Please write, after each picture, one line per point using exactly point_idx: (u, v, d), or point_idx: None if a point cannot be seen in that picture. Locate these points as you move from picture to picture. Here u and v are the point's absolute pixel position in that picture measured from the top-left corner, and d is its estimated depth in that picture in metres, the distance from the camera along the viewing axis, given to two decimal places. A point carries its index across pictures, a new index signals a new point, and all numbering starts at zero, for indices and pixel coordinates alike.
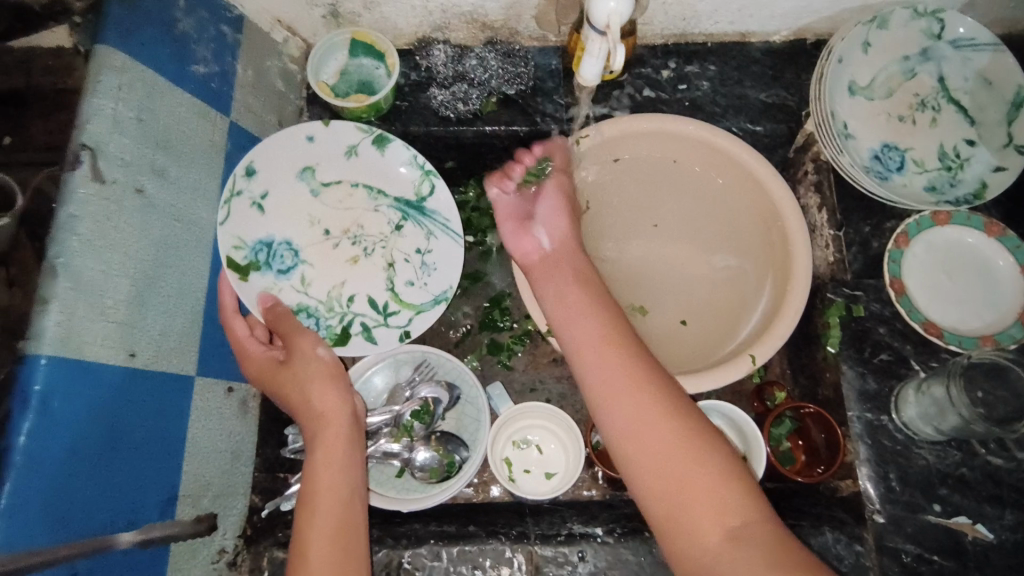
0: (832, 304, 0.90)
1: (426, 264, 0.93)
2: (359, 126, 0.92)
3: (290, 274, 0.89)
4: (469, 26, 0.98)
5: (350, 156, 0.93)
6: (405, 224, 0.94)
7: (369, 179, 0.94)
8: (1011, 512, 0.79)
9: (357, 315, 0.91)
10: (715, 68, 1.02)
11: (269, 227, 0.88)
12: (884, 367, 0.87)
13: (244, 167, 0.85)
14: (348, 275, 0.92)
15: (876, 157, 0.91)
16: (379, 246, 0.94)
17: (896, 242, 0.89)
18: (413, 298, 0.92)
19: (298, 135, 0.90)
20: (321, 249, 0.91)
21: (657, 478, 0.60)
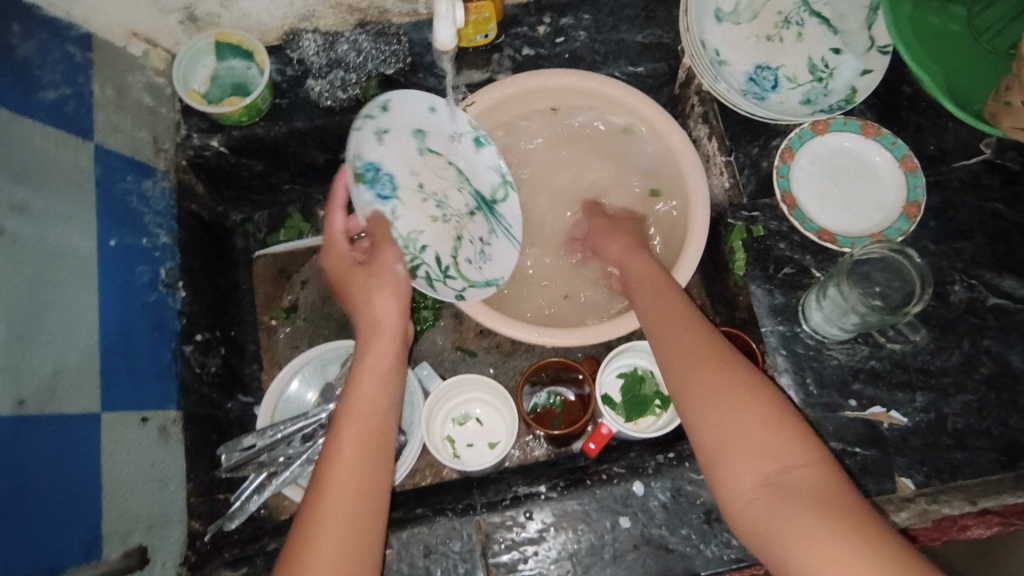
0: (733, 229, 0.93)
1: (489, 252, 0.89)
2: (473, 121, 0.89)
3: (387, 199, 0.79)
4: (335, 10, 0.94)
5: (454, 140, 0.88)
6: (478, 215, 0.89)
7: (463, 165, 0.88)
8: (921, 394, 0.84)
9: (418, 264, 0.82)
10: (590, 17, 1.02)
11: (385, 157, 0.80)
12: (788, 280, 0.90)
13: (381, 102, 0.81)
14: (423, 227, 0.82)
15: (751, 79, 0.93)
16: (454, 219, 0.86)
17: (782, 158, 0.92)
18: (469, 275, 0.87)
19: (423, 100, 0.85)
20: (408, 196, 0.81)
21: (719, 426, 0.65)
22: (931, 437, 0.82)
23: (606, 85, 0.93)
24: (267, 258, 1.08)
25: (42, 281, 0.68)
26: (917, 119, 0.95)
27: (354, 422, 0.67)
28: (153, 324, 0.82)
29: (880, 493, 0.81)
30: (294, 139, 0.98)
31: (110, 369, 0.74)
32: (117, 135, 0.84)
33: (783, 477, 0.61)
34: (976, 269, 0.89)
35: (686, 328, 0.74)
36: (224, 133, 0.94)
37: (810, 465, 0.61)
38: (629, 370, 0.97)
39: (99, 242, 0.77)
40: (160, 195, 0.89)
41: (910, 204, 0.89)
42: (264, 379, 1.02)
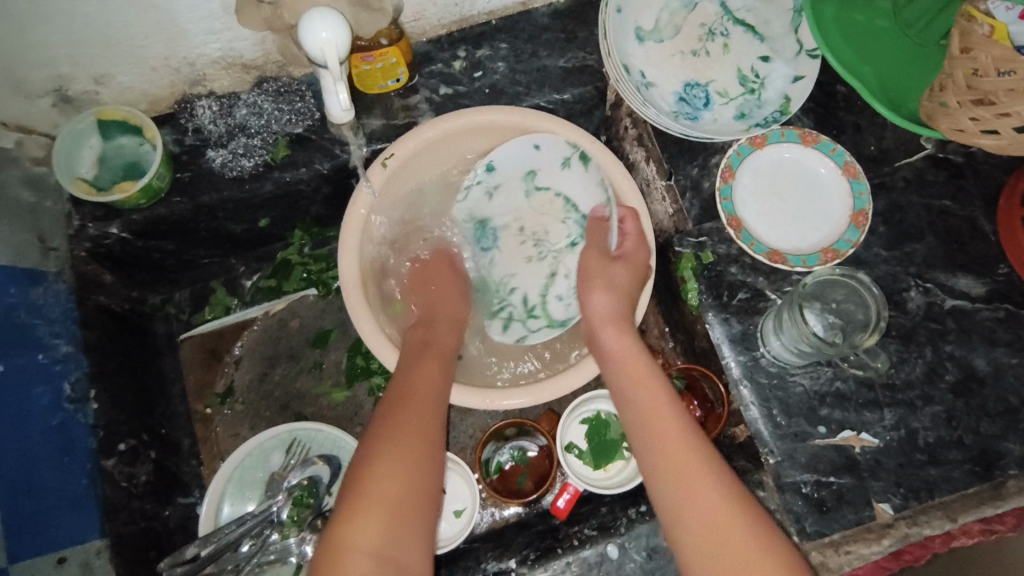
0: (682, 257, 0.88)
1: None
2: (572, 140, 0.87)
3: (485, 252, 0.94)
4: (228, 71, 0.86)
5: (565, 168, 0.90)
6: (583, 244, 0.92)
7: (573, 194, 0.91)
8: (889, 411, 0.81)
9: (508, 302, 0.94)
10: (506, 46, 0.95)
11: (490, 210, 0.93)
12: (744, 306, 0.86)
13: (484, 163, 0.89)
14: (518, 269, 0.94)
15: (681, 99, 0.89)
16: (551, 254, 0.93)
17: (723, 178, 0.88)
18: (556, 313, 0.92)
19: (524, 142, 0.88)
20: (510, 241, 0.93)
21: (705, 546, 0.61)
22: (905, 456, 0.80)
23: (532, 118, 0.87)
24: (194, 340, 1.00)
25: None
26: (855, 119, 0.91)
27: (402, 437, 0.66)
28: (61, 448, 0.75)
29: (859, 522, 0.78)
30: (203, 214, 0.91)
31: (13, 511, 0.68)
32: None
33: None
34: (930, 271, 0.86)
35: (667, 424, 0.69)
36: (123, 219, 0.85)
37: None
38: (592, 414, 0.91)
39: None
40: (54, 300, 0.81)
41: (857, 213, 0.86)
42: (205, 474, 0.94)
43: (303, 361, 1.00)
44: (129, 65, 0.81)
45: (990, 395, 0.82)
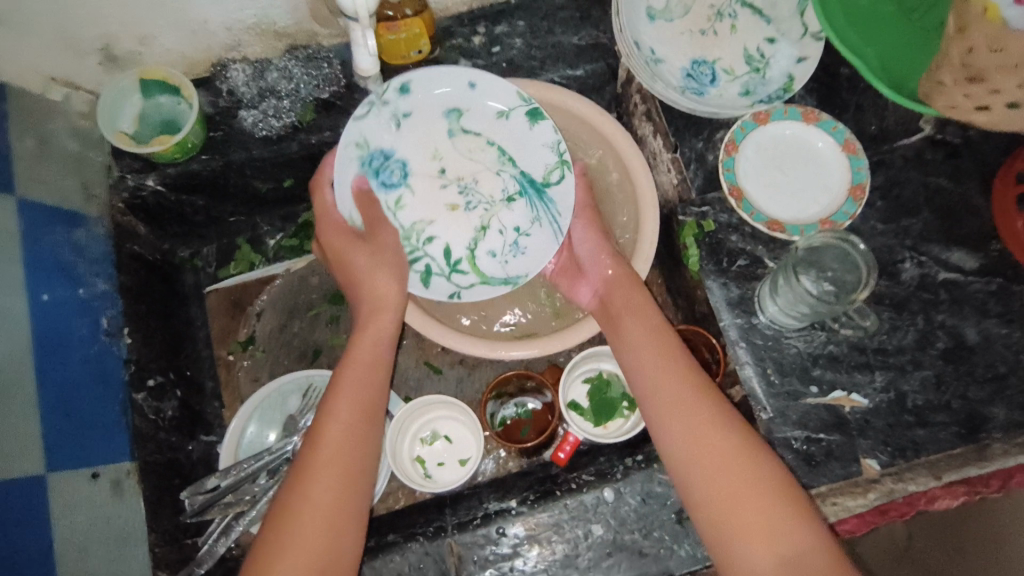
0: (685, 225, 0.93)
1: (517, 245, 0.91)
2: (520, 92, 0.88)
3: (390, 189, 0.89)
4: (261, 38, 0.92)
5: (502, 117, 0.90)
6: (519, 199, 0.92)
7: (508, 144, 0.91)
8: (880, 374, 0.84)
9: (426, 254, 0.90)
10: (524, 23, 1.00)
11: (400, 143, 0.89)
12: (743, 272, 0.90)
13: (400, 82, 0.87)
14: (438, 216, 0.91)
15: (688, 75, 0.93)
16: (483, 207, 0.92)
17: (726, 151, 0.92)
18: (487, 269, 0.92)
19: (461, 78, 0.88)
20: (430, 185, 0.91)
21: (715, 489, 0.66)
22: (893, 416, 0.83)
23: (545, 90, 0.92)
24: (219, 293, 1.06)
25: None
26: (857, 99, 0.95)
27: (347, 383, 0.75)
28: (97, 376, 0.79)
29: (847, 476, 0.81)
30: (233, 172, 0.96)
31: (50, 427, 0.72)
32: (42, 186, 0.81)
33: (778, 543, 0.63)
34: (924, 244, 0.89)
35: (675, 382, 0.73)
36: (158, 172, 0.91)
37: (801, 524, 0.63)
38: (595, 374, 0.95)
39: (29, 299, 0.74)
40: (94, 243, 0.87)
41: (855, 186, 0.90)
42: (225, 418, 0.99)
43: (320, 317, 1.05)
44: (170, 28, 0.86)
45: (978, 362, 0.85)
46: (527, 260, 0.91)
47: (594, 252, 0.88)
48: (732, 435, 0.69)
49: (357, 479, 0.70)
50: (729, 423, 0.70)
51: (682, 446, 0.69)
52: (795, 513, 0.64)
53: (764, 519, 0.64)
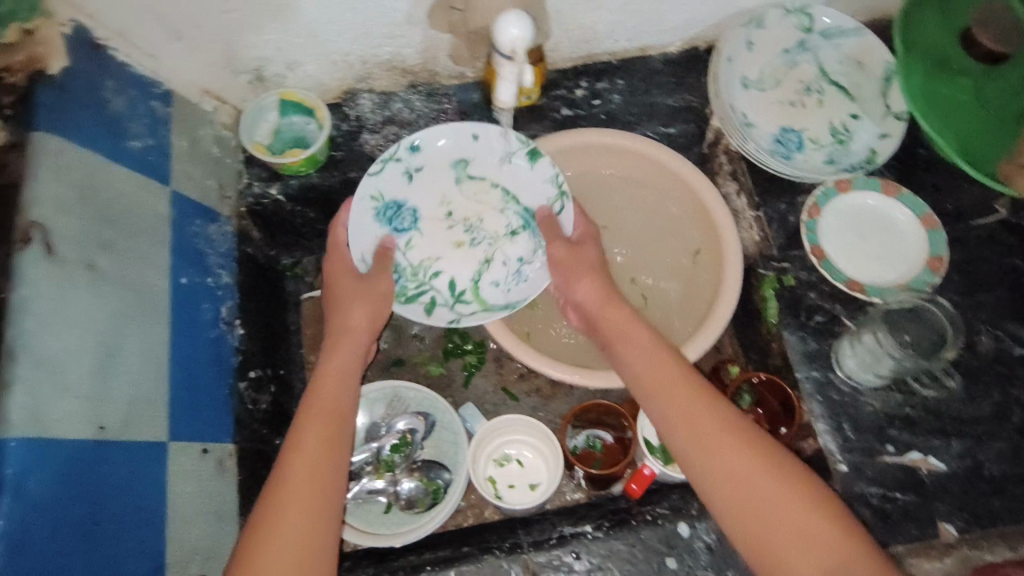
0: (765, 279, 0.98)
1: (519, 274, 0.97)
2: (520, 136, 0.96)
3: (402, 233, 0.95)
4: (390, 73, 1.02)
5: (506, 161, 0.97)
6: (521, 232, 0.98)
7: (512, 186, 0.98)
8: (956, 441, 0.86)
9: (433, 287, 0.96)
10: (624, 82, 1.10)
11: (414, 193, 0.96)
12: (821, 328, 0.94)
13: (409, 142, 0.94)
14: (445, 253, 0.97)
15: (777, 140, 1.00)
16: (486, 243, 0.98)
17: (809, 213, 0.98)
18: (490, 297, 0.97)
19: (466, 131, 0.96)
20: (436, 225, 0.97)
21: (732, 500, 0.68)
22: (969, 484, 0.84)
23: (642, 145, 1.02)
24: (314, 301, 1.12)
25: (124, 315, 0.72)
26: (934, 180, 1.01)
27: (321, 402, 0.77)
28: (213, 359, 0.86)
29: (923, 538, 0.82)
30: (347, 189, 1.05)
31: (175, 400, 0.77)
32: (190, 182, 0.89)
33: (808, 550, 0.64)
34: (1001, 321, 0.92)
35: (681, 391, 0.75)
36: (282, 183, 1.01)
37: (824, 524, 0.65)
38: None
39: (172, 280, 0.81)
40: (223, 239, 0.94)
41: (933, 258, 0.94)
42: None
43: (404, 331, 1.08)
44: (316, 56, 0.97)
45: None
46: (527, 286, 0.97)
47: (586, 276, 0.89)
48: (744, 441, 0.71)
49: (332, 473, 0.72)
50: (742, 427, 0.72)
51: (709, 471, 0.70)
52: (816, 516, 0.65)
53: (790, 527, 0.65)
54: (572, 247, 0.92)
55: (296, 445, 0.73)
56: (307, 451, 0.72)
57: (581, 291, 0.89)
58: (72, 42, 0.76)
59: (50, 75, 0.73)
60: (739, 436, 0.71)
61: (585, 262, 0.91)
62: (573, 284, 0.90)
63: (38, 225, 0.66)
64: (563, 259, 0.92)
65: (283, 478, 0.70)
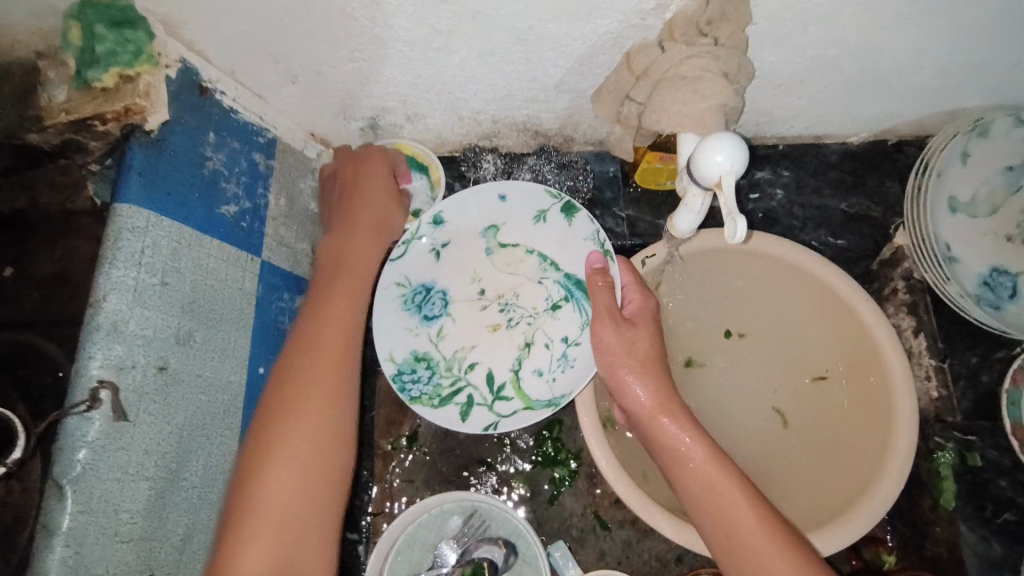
0: (940, 450, 0.80)
1: (566, 358, 0.83)
2: (549, 191, 0.84)
3: (431, 321, 0.86)
4: (520, 134, 0.87)
5: (539, 222, 0.86)
6: (564, 305, 0.85)
7: (549, 249, 0.86)
8: None
9: (469, 384, 0.84)
10: (789, 174, 0.92)
11: (439, 274, 0.87)
12: (1011, 530, 0.76)
13: (432, 215, 0.85)
14: (480, 341, 0.86)
15: (984, 283, 0.80)
16: (525, 321, 0.86)
17: (1013, 381, 0.78)
18: (532, 391, 0.83)
19: (491, 193, 0.85)
20: (469, 308, 0.87)
21: None
22: None
23: (776, 245, 0.83)
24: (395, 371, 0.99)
25: (191, 426, 0.61)
26: None
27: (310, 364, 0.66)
28: None
29: None
30: None
31: None
32: (282, 249, 0.77)
33: None
34: None
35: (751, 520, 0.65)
36: None
37: None
38: None
39: (248, 372, 0.70)
40: None
41: None
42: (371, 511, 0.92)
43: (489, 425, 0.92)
44: (443, 112, 0.83)
45: None
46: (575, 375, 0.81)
47: (632, 372, 0.74)
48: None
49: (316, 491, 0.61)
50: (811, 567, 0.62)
51: None
52: None
53: None
54: (623, 333, 0.76)
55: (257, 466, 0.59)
56: (286, 450, 0.60)
57: (638, 390, 0.74)
58: (177, 88, 0.64)
59: (148, 130, 0.61)
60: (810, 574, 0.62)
61: (634, 358, 0.75)
62: (619, 381, 0.75)
63: (106, 383, 0.53)
64: (608, 347, 0.76)
65: (254, 488, 0.58)
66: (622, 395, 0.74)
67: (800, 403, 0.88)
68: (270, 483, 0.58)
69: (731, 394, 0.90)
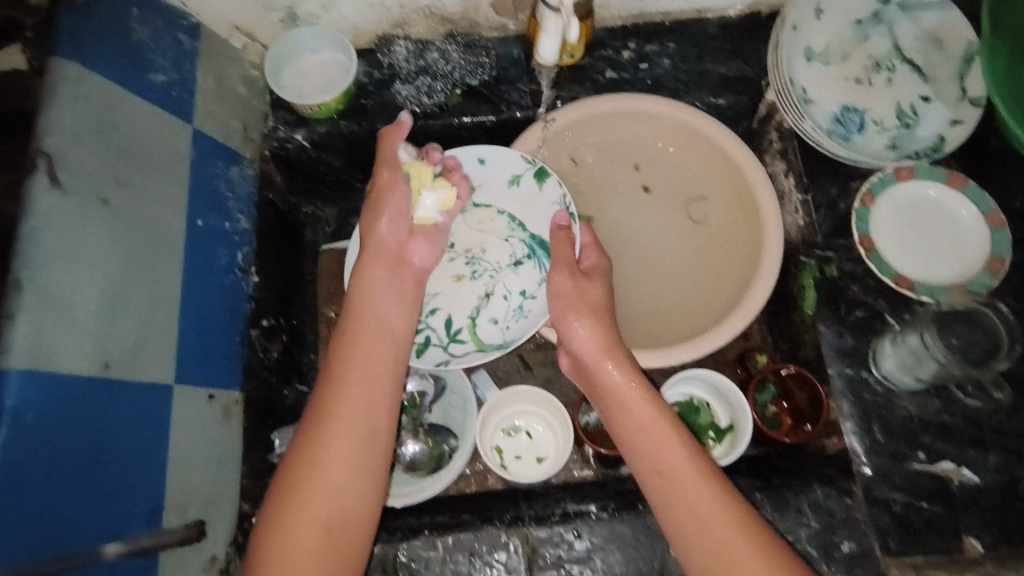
0: (805, 267, 0.92)
1: (521, 308, 0.91)
2: (525, 156, 0.91)
3: None
4: (428, 19, 0.97)
5: (513, 185, 0.93)
6: (526, 263, 0.92)
7: (517, 211, 0.93)
8: (995, 454, 0.81)
9: (430, 328, 0.91)
10: (675, 45, 1.02)
11: None
12: (861, 324, 0.88)
13: None
14: (443, 289, 0.92)
15: (836, 119, 0.92)
16: (487, 274, 0.93)
17: (862, 201, 0.90)
18: (486, 336, 0.91)
19: (472, 156, 0.92)
20: None
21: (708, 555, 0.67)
22: (1001, 500, 0.80)
23: (683, 113, 0.94)
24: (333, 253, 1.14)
25: (135, 252, 0.70)
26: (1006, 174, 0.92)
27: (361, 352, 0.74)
28: (226, 306, 0.84)
29: (945, 551, 0.78)
30: (374, 140, 1.01)
31: (184, 342, 0.76)
32: (213, 122, 0.86)
33: None
34: None
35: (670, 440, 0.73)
36: (309, 128, 0.98)
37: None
38: (684, 399, 0.97)
39: (187, 222, 0.79)
40: (244, 182, 0.92)
41: (995, 258, 0.87)
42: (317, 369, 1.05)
43: None
44: None
45: None
46: (527, 323, 0.90)
47: (579, 313, 0.82)
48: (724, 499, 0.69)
49: (376, 453, 0.70)
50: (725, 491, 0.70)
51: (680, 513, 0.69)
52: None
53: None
54: (579, 286, 0.83)
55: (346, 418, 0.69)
56: (352, 418, 0.69)
57: (580, 331, 0.81)
58: None
59: None
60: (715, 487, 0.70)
61: (587, 304, 0.82)
62: (566, 325, 0.82)
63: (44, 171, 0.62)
64: (560, 291, 0.83)
65: (329, 452, 0.67)
66: (569, 340, 0.82)
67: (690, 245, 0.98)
68: (342, 448, 0.68)
69: (642, 244, 0.99)
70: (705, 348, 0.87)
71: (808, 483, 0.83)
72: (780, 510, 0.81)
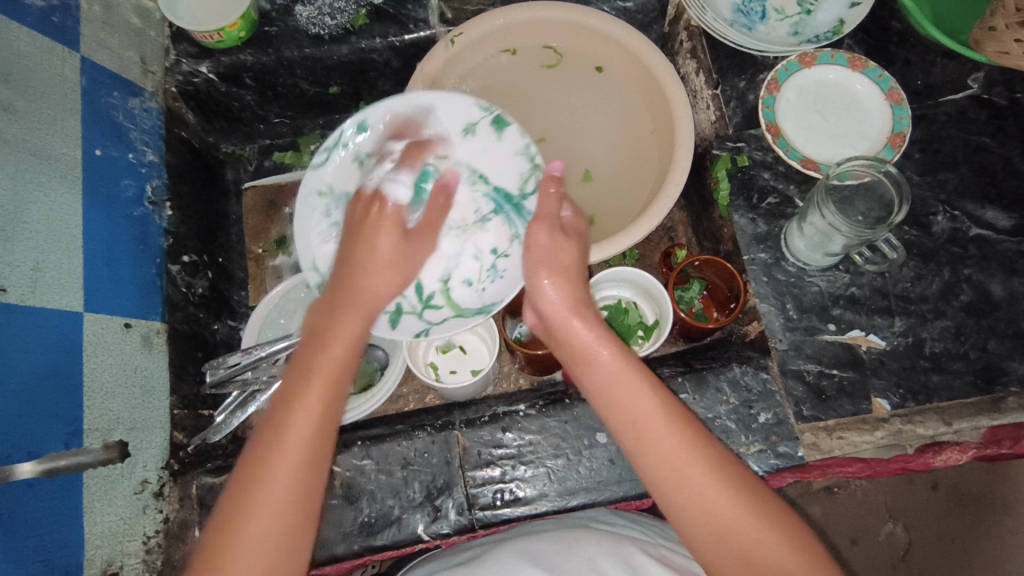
0: (719, 159, 0.92)
1: (494, 268, 0.82)
2: (480, 102, 0.80)
3: None
4: None
5: (467, 134, 0.81)
6: (493, 219, 0.82)
7: (474, 163, 0.82)
8: (900, 319, 0.84)
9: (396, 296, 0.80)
10: None
11: None
12: (772, 210, 0.90)
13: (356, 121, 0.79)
14: None
15: (738, 10, 0.95)
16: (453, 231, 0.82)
17: (768, 89, 0.92)
18: (462, 299, 0.82)
19: (417, 100, 0.80)
20: None
21: (691, 505, 0.58)
22: (909, 360, 0.83)
23: (604, 22, 0.93)
24: (256, 190, 1.12)
25: (24, 177, 0.68)
26: (906, 54, 0.93)
27: (328, 351, 0.62)
28: (137, 239, 0.84)
29: (856, 413, 0.82)
30: (283, 68, 0.99)
31: (89, 272, 0.75)
32: (104, 51, 0.84)
33: (760, 545, 0.56)
34: (960, 200, 0.88)
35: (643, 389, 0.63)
36: (213, 60, 0.95)
37: (774, 530, 0.57)
38: (614, 301, 0.99)
39: (83, 151, 0.78)
40: (147, 114, 0.91)
41: (895, 134, 0.89)
42: (250, 307, 1.06)
43: None
44: None
45: (1002, 317, 0.84)
46: (504, 284, 0.82)
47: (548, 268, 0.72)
48: (704, 446, 0.61)
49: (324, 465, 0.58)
50: (711, 444, 0.61)
51: (655, 461, 0.60)
52: (768, 522, 0.57)
53: (748, 521, 0.57)
54: (555, 238, 0.74)
55: (281, 435, 0.56)
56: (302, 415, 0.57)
57: (546, 284, 0.70)
58: None
59: None
60: (697, 435, 0.61)
61: (558, 261, 0.72)
62: (536, 279, 0.72)
63: None
64: (535, 246, 0.74)
65: (269, 456, 0.55)
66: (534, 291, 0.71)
67: (618, 146, 0.98)
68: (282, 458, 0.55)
69: (579, 138, 0.99)
70: (625, 242, 0.86)
71: (727, 363, 0.85)
72: (700, 389, 0.83)
